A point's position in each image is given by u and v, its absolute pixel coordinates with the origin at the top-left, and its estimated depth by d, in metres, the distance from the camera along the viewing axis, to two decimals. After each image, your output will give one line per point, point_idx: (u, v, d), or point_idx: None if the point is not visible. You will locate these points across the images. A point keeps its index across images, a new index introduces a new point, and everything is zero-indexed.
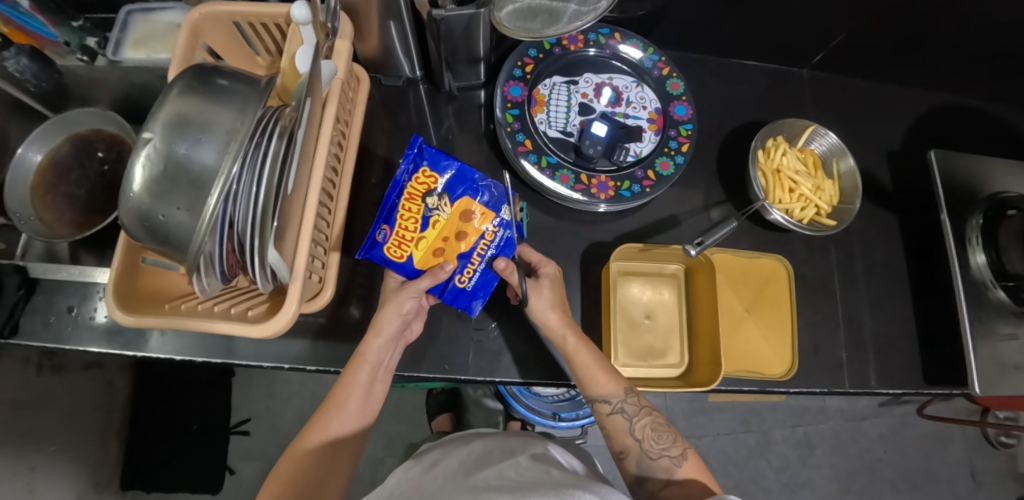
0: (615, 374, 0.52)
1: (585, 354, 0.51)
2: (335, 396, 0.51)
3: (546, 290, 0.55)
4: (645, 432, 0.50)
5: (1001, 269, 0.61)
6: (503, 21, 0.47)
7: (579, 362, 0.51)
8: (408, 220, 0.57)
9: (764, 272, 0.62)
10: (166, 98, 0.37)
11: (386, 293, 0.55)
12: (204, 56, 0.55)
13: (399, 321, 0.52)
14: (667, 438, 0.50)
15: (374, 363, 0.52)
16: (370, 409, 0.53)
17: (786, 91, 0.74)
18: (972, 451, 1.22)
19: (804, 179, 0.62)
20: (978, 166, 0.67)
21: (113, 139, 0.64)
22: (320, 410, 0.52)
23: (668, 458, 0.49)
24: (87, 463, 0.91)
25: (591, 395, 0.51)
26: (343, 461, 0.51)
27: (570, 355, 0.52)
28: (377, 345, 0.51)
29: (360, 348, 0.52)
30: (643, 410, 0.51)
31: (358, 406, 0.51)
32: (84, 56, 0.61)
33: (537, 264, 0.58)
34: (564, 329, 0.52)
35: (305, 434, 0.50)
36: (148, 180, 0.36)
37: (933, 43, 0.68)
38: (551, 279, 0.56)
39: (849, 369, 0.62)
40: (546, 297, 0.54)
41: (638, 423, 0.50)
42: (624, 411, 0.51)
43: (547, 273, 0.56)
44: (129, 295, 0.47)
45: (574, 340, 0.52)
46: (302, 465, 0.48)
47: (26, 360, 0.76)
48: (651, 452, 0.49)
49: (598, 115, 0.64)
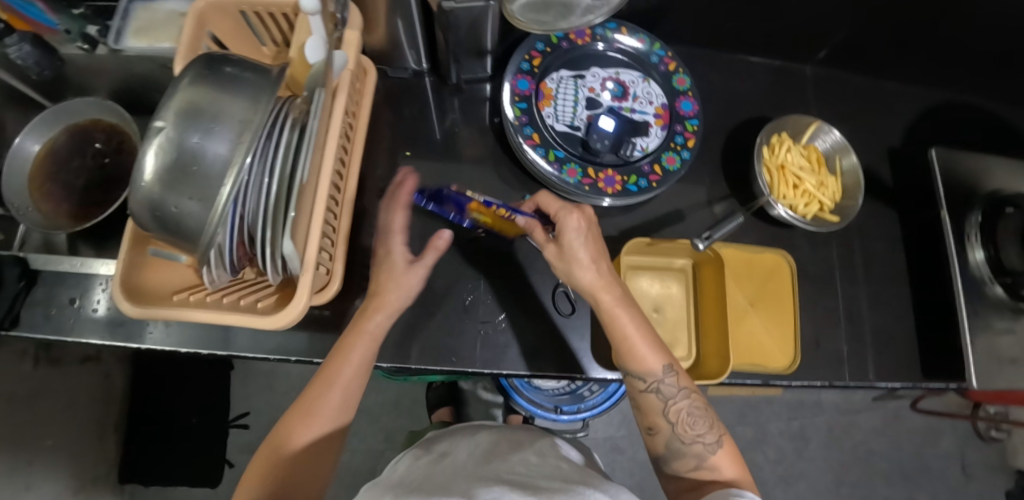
0: (658, 349, 0.48)
1: (621, 317, 0.48)
2: (321, 379, 0.48)
3: (575, 248, 0.48)
4: (679, 416, 0.47)
5: (998, 263, 0.63)
6: (515, 12, 0.47)
7: (617, 333, 0.48)
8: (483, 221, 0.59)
9: (767, 265, 0.62)
10: (177, 86, 0.37)
11: (392, 267, 0.52)
12: (209, 45, 0.53)
13: (408, 296, 0.52)
14: (703, 423, 0.48)
15: (373, 334, 0.50)
16: (354, 398, 0.49)
17: (789, 87, 0.75)
18: (962, 443, 1.25)
19: (808, 175, 0.62)
20: (976, 164, 0.68)
21: (113, 129, 0.64)
22: (304, 391, 0.48)
23: (702, 445, 0.47)
24: (84, 457, 0.90)
25: (629, 368, 0.49)
26: (327, 451, 0.47)
27: (606, 321, 0.48)
28: (378, 315, 0.50)
29: (360, 321, 0.50)
30: (683, 393, 0.48)
31: (340, 398, 0.48)
32: (84, 44, 0.59)
33: (558, 212, 0.50)
34: (598, 291, 0.48)
35: (287, 422, 0.46)
36: (159, 170, 0.35)
37: (934, 41, 0.69)
38: (576, 231, 0.48)
39: (849, 362, 0.63)
40: (573, 256, 0.48)
41: (673, 406, 0.48)
42: (659, 391, 0.48)
43: (574, 223, 0.49)
44: (135, 286, 0.46)
45: (610, 304, 0.48)
46: (283, 457, 0.44)
47: (23, 352, 0.75)
48: (684, 437, 0.47)
49: (605, 109, 0.64)
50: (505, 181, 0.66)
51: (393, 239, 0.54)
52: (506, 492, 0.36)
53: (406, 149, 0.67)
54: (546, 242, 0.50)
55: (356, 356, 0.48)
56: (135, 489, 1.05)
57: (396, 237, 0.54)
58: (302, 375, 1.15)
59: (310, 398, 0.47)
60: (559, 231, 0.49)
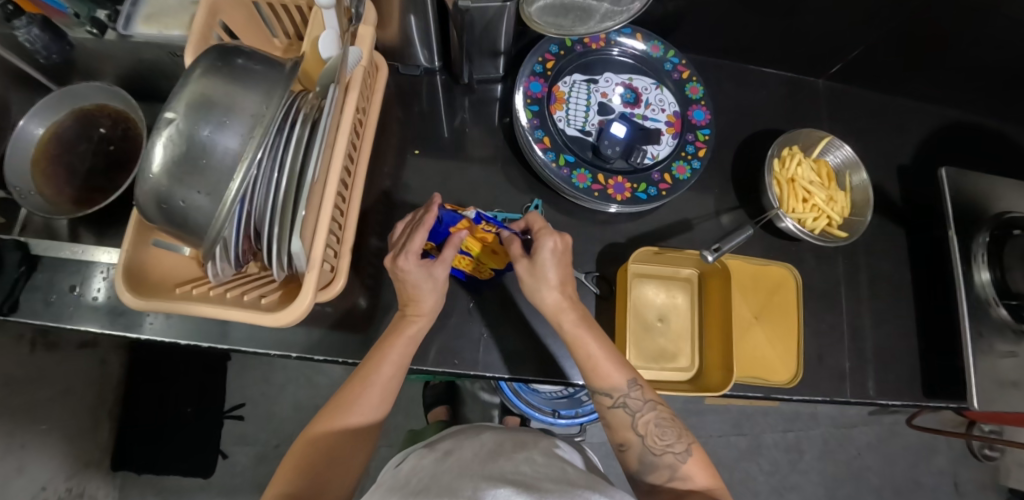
0: (622, 364, 0.49)
1: (588, 343, 0.48)
2: (353, 385, 0.48)
3: (547, 267, 0.49)
4: (648, 428, 0.47)
5: (1004, 286, 0.63)
6: (534, 15, 0.47)
7: (582, 352, 0.49)
8: (461, 260, 0.57)
9: (775, 278, 0.62)
10: (190, 77, 0.37)
11: (414, 281, 0.49)
12: (220, 34, 0.52)
13: (438, 295, 0.51)
14: (672, 433, 0.47)
15: (412, 337, 0.51)
16: (393, 395, 0.50)
17: (801, 100, 0.75)
18: (956, 462, 1.25)
19: (818, 189, 0.62)
20: (986, 184, 0.68)
21: (118, 115, 0.64)
22: (339, 394, 0.48)
23: (673, 455, 0.46)
24: (77, 442, 0.89)
25: (593, 385, 0.48)
26: (363, 442, 0.48)
27: (572, 342, 0.49)
28: (421, 319, 0.51)
29: (400, 326, 0.51)
30: (648, 405, 0.48)
31: (379, 396, 0.48)
32: (93, 29, 0.57)
33: (538, 232, 0.50)
34: (559, 313, 0.49)
35: (319, 421, 0.47)
36: (168, 161, 0.35)
37: (949, 60, 0.69)
38: (551, 253, 0.49)
39: (851, 379, 0.63)
40: (543, 276, 0.49)
41: (641, 418, 0.47)
42: (626, 405, 0.48)
43: (550, 244, 0.49)
44: (139, 276, 0.45)
45: (572, 329, 0.49)
46: (308, 456, 0.44)
47: (20, 336, 0.74)
48: (654, 448, 0.47)
49: (617, 115, 0.64)
50: (513, 184, 0.66)
51: (405, 260, 0.48)
52: (512, 494, 0.36)
53: (415, 148, 0.67)
54: (520, 257, 0.50)
55: (394, 355, 0.49)
56: (128, 476, 1.04)
57: (405, 255, 0.48)
58: (300, 368, 1.14)
59: (349, 393, 0.48)
60: (532, 253, 0.49)
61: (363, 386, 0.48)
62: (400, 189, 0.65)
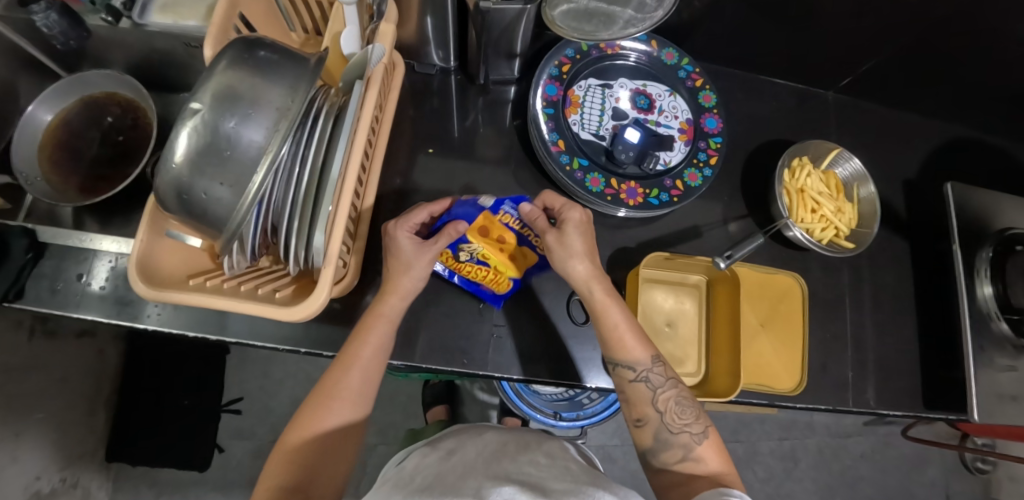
0: (646, 342, 0.50)
1: (614, 311, 0.50)
2: (333, 374, 0.48)
3: (572, 238, 0.51)
4: (668, 404, 0.47)
5: (1006, 301, 0.63)
6: (556, 19, 0.48)
7: (608, 322, 0.49)
8: (477, 271, 0.57)
9: (781, 287, 0.63)
10: (214, 69, 0.36)
11: (401, 256, 0.51)
12: (239, 25, 0.51)
13: (419, 277, 0.52)
14: (690, 413, 0.47)
15: (388, 316, 0.51)
16: (375, 381, 0.50)
17: (810, 112, 0.75)
18: (948, 473, 1.27)
19: (827, 200, 0.63)
20: (990, 201, 0.69)
21: (129, 104, 0.63)
22: (317, 386, 0.48)
23: (688, 435, 0.46)
24: (72, 431, 0.88)
25: (617, 359, 0.49)
26: (351, 437, 0.47)
27: (598, 311, 0.50)
28: (394, 298, 0.51)
29: (377, 306, 0.51)
30: (669, 382, 0.49)
31: (358, 380, 0.48)
32: (109, 16, 0.57)
33: (561, 208, 0.53)
34: (590, 282, 0.50)
35: (296, 424, 0.46)
36: (192, 152, 0.35)
37: (957, 76, 0.70)
38: (577, 224, 0.52)
39: (853, 389, 0.64)
40: (571, 248, 0.51)
41: (662, 394, 0.48)
42: (648, 379, 0.48)
43: (576, 218, 0.52)
44: (152, 267, 0.45)
45: (603, 295, 0.50)
46: (305, 450, 0.44)
47: (19, 322, 0.74)
48: (672, 426, 0.47)
49: (631, 121, 0.64)
50: (524, 186, 0.66)
51: (397, 228, 0.51)
52: (515, 493, 0.36)
53: (427, 147, 0.67)
54: (548, 229, 0.52)
55: (372, 338, 0.49)
56: (122, 468, 1.03)
57: (399, 224, 0.52)
58: (300, 364, 1.14)
59: (329, 382, 0.47)
60: (560, 225, 0.52)
61: (349, 370, 0.48)
62: (411, 188, 0.65)
